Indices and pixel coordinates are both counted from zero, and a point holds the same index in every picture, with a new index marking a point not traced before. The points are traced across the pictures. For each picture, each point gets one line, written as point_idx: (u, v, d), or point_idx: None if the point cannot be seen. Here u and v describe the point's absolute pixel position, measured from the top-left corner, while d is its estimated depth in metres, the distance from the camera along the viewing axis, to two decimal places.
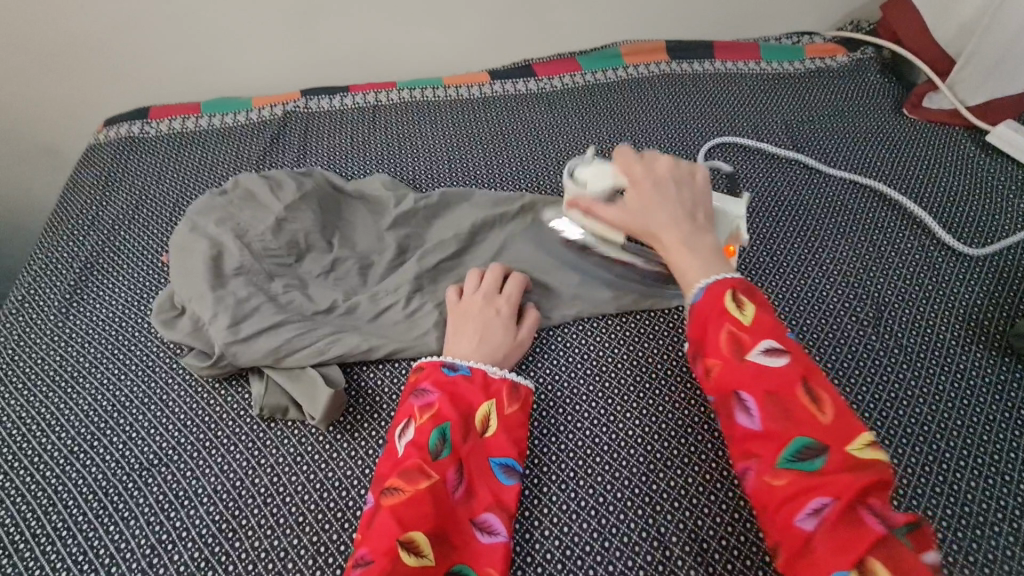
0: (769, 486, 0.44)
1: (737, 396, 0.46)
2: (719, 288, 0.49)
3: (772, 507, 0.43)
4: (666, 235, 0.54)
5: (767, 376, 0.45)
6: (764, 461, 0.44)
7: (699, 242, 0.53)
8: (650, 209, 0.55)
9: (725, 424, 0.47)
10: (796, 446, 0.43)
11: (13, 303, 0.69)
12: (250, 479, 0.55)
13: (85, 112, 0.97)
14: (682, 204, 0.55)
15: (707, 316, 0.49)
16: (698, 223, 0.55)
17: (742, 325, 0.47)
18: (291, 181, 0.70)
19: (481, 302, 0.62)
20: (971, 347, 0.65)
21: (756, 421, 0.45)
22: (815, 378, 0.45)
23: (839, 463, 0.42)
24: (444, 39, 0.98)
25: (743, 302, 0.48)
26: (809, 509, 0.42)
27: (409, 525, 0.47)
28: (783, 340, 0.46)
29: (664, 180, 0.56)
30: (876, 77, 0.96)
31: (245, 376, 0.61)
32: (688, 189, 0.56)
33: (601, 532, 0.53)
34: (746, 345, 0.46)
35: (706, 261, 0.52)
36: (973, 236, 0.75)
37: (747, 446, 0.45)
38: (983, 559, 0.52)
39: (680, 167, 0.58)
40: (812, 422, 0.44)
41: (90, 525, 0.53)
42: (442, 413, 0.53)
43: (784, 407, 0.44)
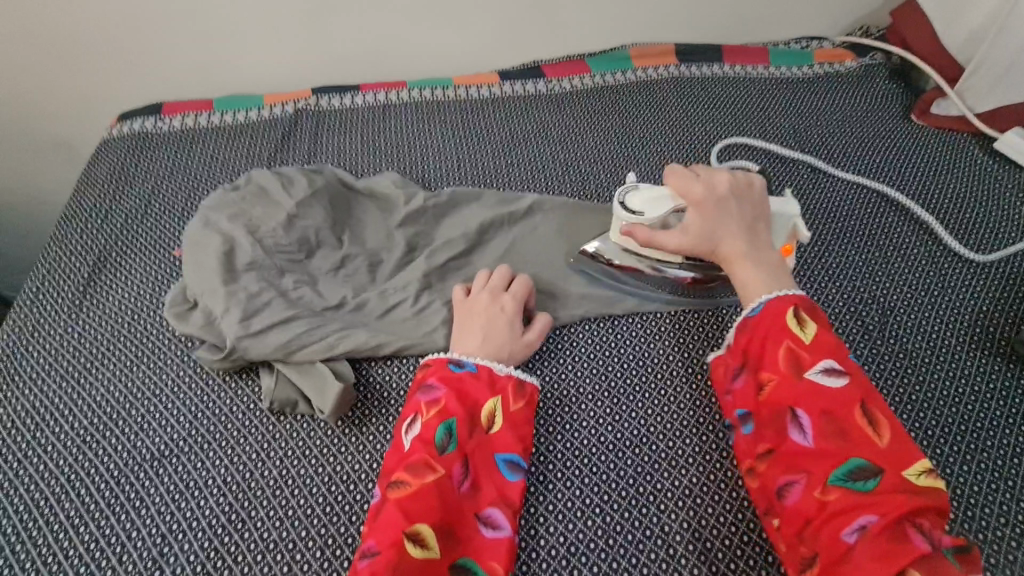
0: (816, 500, 0.46)
1: (793, 411, 0.49)
2: (781, 306, 0.54)
3: (817, 520, 0.46)
4: (728, 250, 0.59)
5: (825, 394, 0.49)
6: (813, 476, 0.47)
7: (762, 256, 0.58)
8: (715, 226, 0.59)
9: (776, 437, 0.50)
10: (849, 466, 0.46)
11: (27, 295, 0.70)
12: (259, 470, 0.56)
13: (98, 107, 0.99)
14: (744, 220, 0.60)
15: (769, 332, 0.53)
16: (758, 237, 0.60)
17: (802, 342, 0.51)
18: (303, 179, 0.71)
19: (487, 301, 0.62)
20: (976, 352, 0.65)
21: (808, 437, 0.48)
22: (871, 402, 0.49)
23: (892, 485, 0.45)
24: (454, 39, 0.99)
25: (804, 322, 0.53)
26: (856, 524, 0.44)
27: (416, 518, 0.48)
28: (841, 363, 0.50)
29: (726, 198, 0.60)
30: (884, 83, 0.96)
31: (256, 369, 0.62)
32: (748, 204, 0.61)
33: (606, 530, 0.53)
34: (805, 363, 0.51)
35: (771, 275, 0.57)
36: (979, 242, 0.75)
37: (796, 459, 0.48)
38: (984, 562, 0.52)
39: (738, 179, 0.63)
40: (867, 444, 0.47)
41: (101, 513, 0.54)
42: (447, 409, 0.54)
43: (839, 425, 0.48)
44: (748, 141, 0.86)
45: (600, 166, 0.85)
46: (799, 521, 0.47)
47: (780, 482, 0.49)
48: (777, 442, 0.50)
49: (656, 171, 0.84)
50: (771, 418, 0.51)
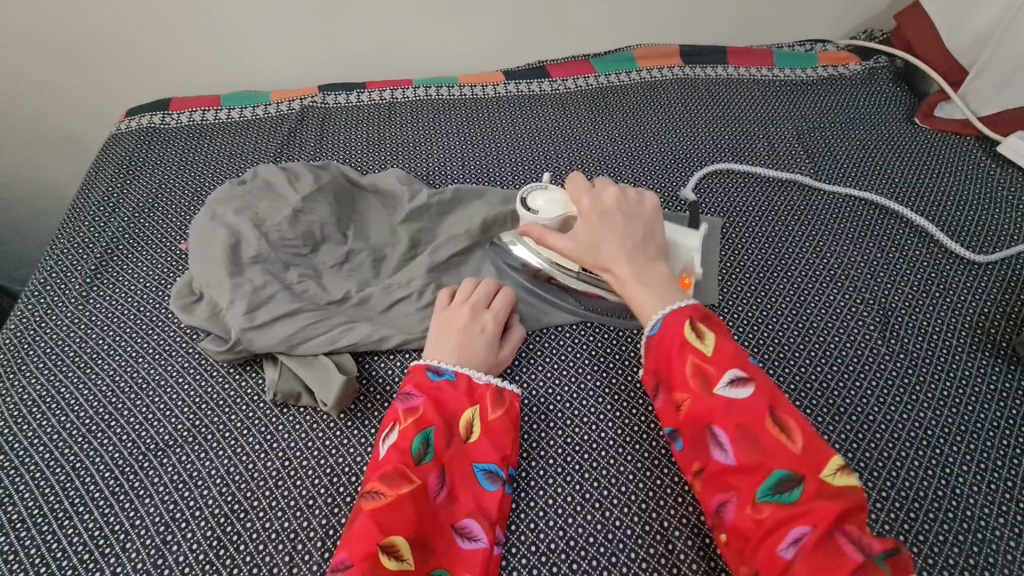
0: (750, 519, 0.45)
1: (710, 430, 0.48)
2: (677, 320, 0.52)
3: (754, 540, 0.44)
4: (617, 269, 0.57)
5: (736, 408, 0.47)
6: (742, 494, 0.46)
7: (652, 274, 0.56)
8: (600, 242, 0.58)
9: (700, 457, 0.49)
10: (773, 479, 0.45)
11: (35, 286, 0.71)
12: (263, 461, 0.56)
13: (111, 102, 1.00)
14: (633, 237, 0.58)
15: (672, 348, 0.51)
16: (648, 254, 0.58)
17: (705, 355, 0.50)
18: (309, 174, 0.72)
19: (473, 306, 0.62)
20: (977, 353, 0.66)
21: (728, 454, 0.47)
22: (780, 407, 0.47)
23: (814, 493, 0.44)
24: (460, 38, 1.00)
25: (703, 332, 0.51)
26: (790, 539, 0.43)
27: (392, 530, 0.47)
28: (746, 369, 0.49)
29: (611, 212, 0.59)
30: (888, 86, 0.96)
31: (260, 362, 0.63)
32: (635, 220, 0.59)
33: (605, 525, 0.53)
34: (712, 377, 0.49)
35: (657, 294, 0.55)
36: (981, 244, 0.75)
37: (724, 479, 0.47)
38: (983, 562, 0.52)
39: (628, 196, 0.61)
40: (785, 453, 0.45)
41: (106, 502, 0.55)
42: (426, 418, 0.53)
43: (754, 439, 0.46)
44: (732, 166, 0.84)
45: (603, 165, 0.85)
46: (740, 541, 0.46)
47: (715, 501, 0.48)
48: (703, 463, 0.48)
49: (660, 171, 0.84)
50: (693, 437, 0.49)
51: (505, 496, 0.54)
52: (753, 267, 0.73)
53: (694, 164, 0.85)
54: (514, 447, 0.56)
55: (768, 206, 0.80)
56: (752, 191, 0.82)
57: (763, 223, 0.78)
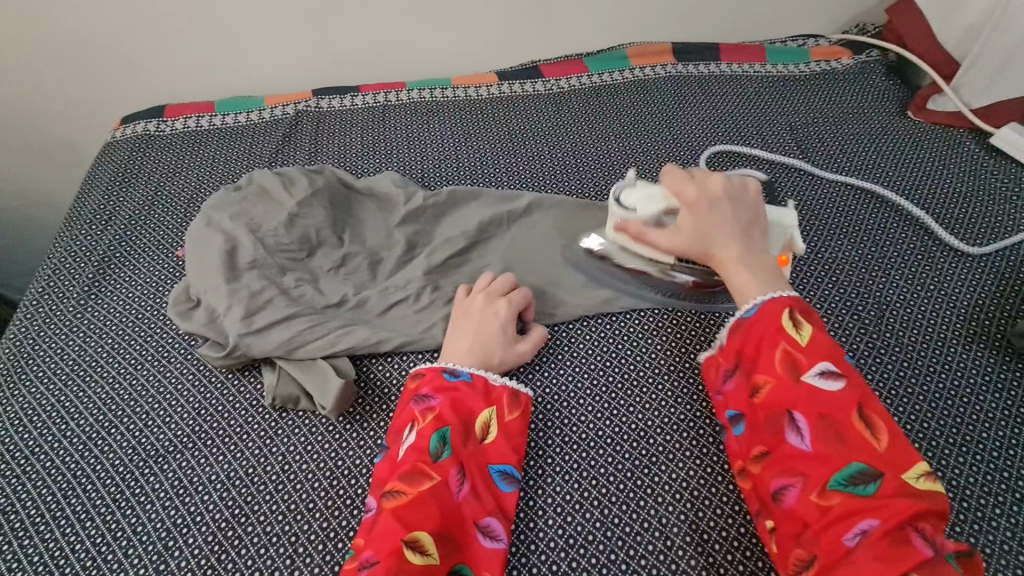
0: (816, 504, 0.46)
1: (790, 415, 0.49)
2: (776, 307, 0.53)
3: (818, 524, 0.45)
4: (724, 254, 0.57)
5: (821, 397, 0.48)
6: (811, 479, 0.47)
7: (758, 261, 0.57)
8: (710, 233, 0.58)
9: (772, 440, 0.50)
10: (848, 469, 0.46)
11: (34, 295, 0.72)
12: (262, 465, 0.57)
13: (104, 110, 1.00)
14: (739, 223, 0.58)
15: (765, 333, 0.52)
16: (754, 241, 0.58)
17: (798, 344, 0.51)
18: (303, 178, 0.72)
19: (484, 303, 0.62)
20: (972, 346, 0.66)
21: (805, 441, 0.48)
22: (870, 406, 0.48)
23: (892, 488, 0.44)
24: (452, 40, 1.00)
25: (800, 324, 0.52)
26: (857, 528, 0.44)
27: (414, 526, 0.47)
28: (839, 365, 0.50)
29: (720, 201, 0.59)
30: (881, 80, 0.97)
31: (259, 366, 0.63)
32: (743, 208, 0.59)
33: (603, 522, 0.53)
34: (802, 366, 0.50)
35: (765, 278, 0.56)
36: (975, 236, 0.76)
37: (794, 463, 0.48)
38: (980, 552, 0.53)
39: (732, 182, 0.61)
40: (867, 449, 0.46)
41: (107, 509, 0.55)
42: (442, 417, 0.53)
43: (836, 429, 0.47)
44: (732, 151, 0.86)
45: (597, 163, 0.85)
46: (798, 525, 0.46)
47: (778, 484, 0.48)
48: (775, 447, 0.49)
49: (655, 169, 0.84)
50: (769, 421, 0.50)
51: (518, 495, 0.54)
52: None
53: (689, 161, 0.85)
54: (525, 448, 0.57)
55: None
56: None
57: None
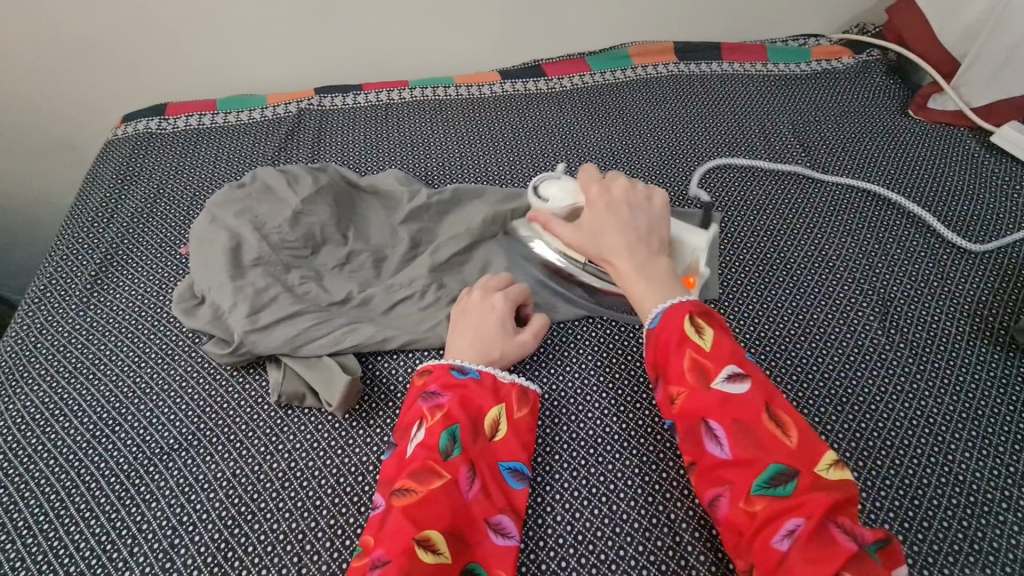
0: (744, 513, 0.44)
1: (706, 424, 0.47)
2: (675, 314, 0.51)
3: (749, 532, 0.44)
4: (619, 260, 0.55)
5: (733, 402, 0.47)
6: (737, 487, 0.45)
7: (654, 268, 0.54)
8: (604, 232, 0.57)
9: (694, 451, 0.48)
10: (768, 472, 0.44)
11: (35, 294, 0.71)
12: (268, 463, 0.56)
13: (105, 109, 1.00)
14: (633, 230, 0.56)
15: (670, 343, 0.50)
16: (651, 247, 0.56)
17: (703, 350, 0.49)
18: (307, 176, 0.72)
19: (484, 300, 0.63)
20: (976, 342, 0.66)
21: (725, 449, 0.46)
22: (775, 402, 0.47)
23: (809, 485, 0.43)
24: (454, 38, 1.00)
25: (702, 327, 0.50)
26: (785, 530, 0.42)
27: (426, 524, 0.46)
28: (743, 365, 0.48)
29: (618, 204, 0.58)
30: (882, 79, 0.97)
31: (264, 364, 0.63)
32: (641, 213, 0.58)
33: (613, 519, 0.53)
34: (710, 371, 0.48)
35: (659, 287, 0.53)
36: (978, 233, 0.76)
37: (719, 473, 0.46)
38: (988, 547, 0.52)
39: (636, 189, 0.60)
40: (780, 447, 0.45)
41: (112, 507, 0.54)
42: (452, 414, 0.53)
43: (751, 433, 0.46)
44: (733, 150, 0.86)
45: (601, 162, 0.85)
46: (735, 536, 0.45)
47: (708, 495, 0.47)
48: (698, 457, 0.48)
49: (658, 166, 0.84)
50: (688, 432, 0.48)
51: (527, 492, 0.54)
52: (752, 261, 0.74)
53: (692, 159, 0.85)
54: (533, 445, 0.57)
55: (766, 200, 0.80)
56: (750, 184, 0.82)
57: (761, 218, 0.78)
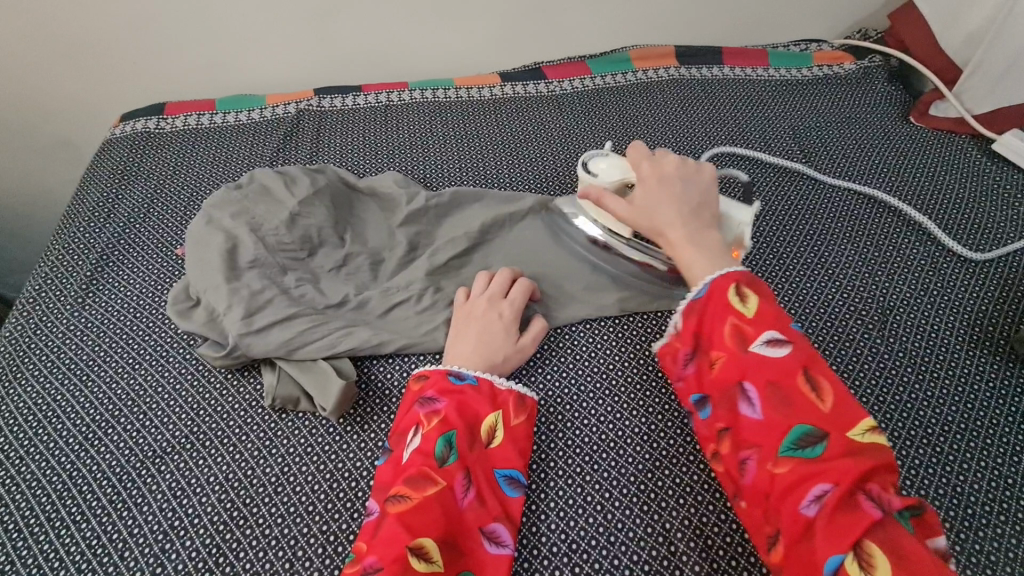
0: (771, 475, 0.44)
1: (741, 387, 0.47)
2: (722, 282, 0.50)
3: (775, 494, 0.44)
4: (673, 233, 0.55)
5: (770, 365, 0.46)
6: (765, 450, 0.45)
7: (705, 238, 0.54)
8: (656, 206, 0.57)
9: (728, 414, 0.48)
10: (798, 435, 0.44)
11: (30, 293, 0.71)
12: (261, 467, 0.56)
13: (104, 107, 0.99)
14: (687, 202, 0.57)
15: (711, 309, 0.50)
16: (703, 219, 0.56)
17: (745, 316, 0.48)
18: (305, 178, 0.71)
19: (487, 303, 0.62)
20: (976, 352, 0.66)
21: (757, 411, 0.46)
22: (816, 367, 0.46)
23: (840, 450, 0.42)
24: (454, 40, 1.00)
25: (746, 295, 0.49)
26: (811, 495, 0.42)
27: (419, 531, 0.46)
28: (785, 330, 0.47)
29: (670, 177, 0.59)
30: (883, 85, 0.97)
31: (258, 367, 0.62)
32: (695, 187, 0.58)
33: (607, 527, 0.53)
34: (749, 336, 0.47)
35: (712, 256, 0.53)
36: (979, 241, 0.76)
37: (749, 436, 0.46)
38: (986, 560, 0.52)
39: (688, 163, 0.60)
40: (814, 412, 0.44)
41: (103, 510, 0.54)
42: (448, 420, 0.53)
43: (786, 397, 0.45)
44: (738, 150, 0.86)
45: None
46: (760, 498, 0.45)
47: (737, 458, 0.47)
48: (731, 419, 0.48)
49: None
50: (721, 395, 0.48)
51: (523, 500, 0.54)
52: (751, 267, 0.73)
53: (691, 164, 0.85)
54: (530, 452, 0.56)
55: (767, 205, 0.80)
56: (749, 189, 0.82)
57: (761, 224, 0.78)
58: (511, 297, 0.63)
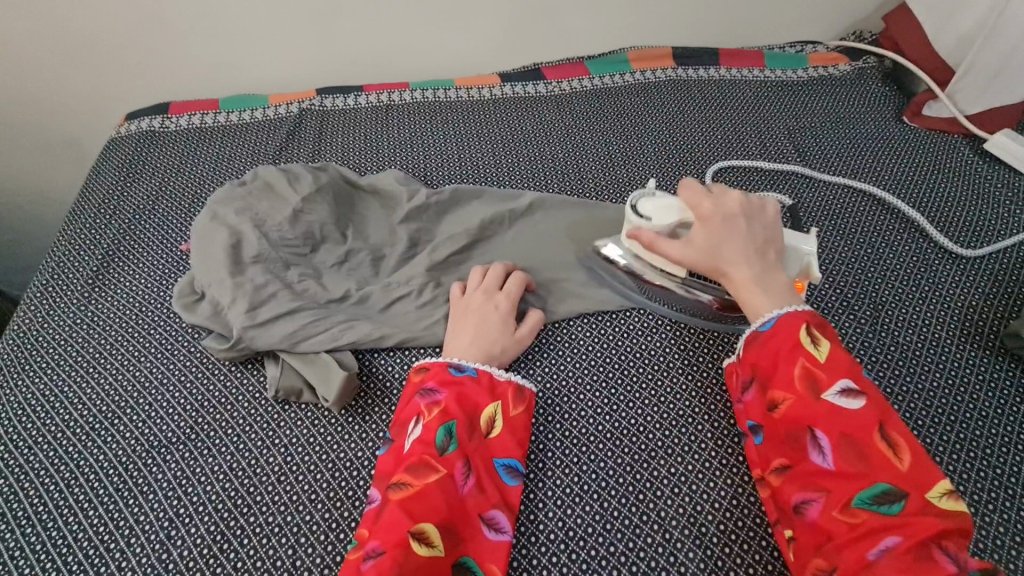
0: (840, 522, 0.45)
1: (811, 432, 0.48)
2: (793, 324, 0.52)
3: (840, 541, 0.45)
4: (738, 273, 0.56)
5: (843, 415, 0.48)
6: (833, 497, 0.46)
7: (770, 279, 0.56)
8: (721, 247, 0.57)
9: (794, 455, 0.49)
10: (872, 488, 0.45)
11: (37, 287, 0.72)
12: (264, 457, 0.57)
13: (108, 106, 1.00)
14: (753, 242, 0.57)
15: (781, 349, 0.52)
16: (768, 259, 0.57)
17: (816, 361, 0.50)
18: (308, 175, 0.73)
19: (483, 297, 0.63)
20: (966, 346, 0.67)
21: (827, 458, 0.47)
22: (891, 422, 0.47)
23: (916, 508, 0.44)
24: (455, 41, 1.01)
25: (818, 339, 0.51)
26: (881, 545, 0.43)
27: (420, 517, 0.48)
28: (859, 380, 0.49)
29: (734, 217, 0.58)
30: (878, 86, 0.98)
31: (261, 360, 0.64)
32: (758, 225, 0.59)
33: (603, 516, 0.54)
34: (822, 383, 0.49)
35: (778, 297, 0.55)
36: (970, 239, 0.77)
37: (818, 481, 0.48)
38: (973, 548, 0.53)
39: (750, 200, 0.61)
40: (889, 466, 0.45)
41: (110, 498, 0.55)
42: (448, 410, 0.54)
43: (858, 448, 0.47)
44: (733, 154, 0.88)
45: (597, 164, 0.86)
46: (823, 542, 0.46)
47: (801, 500, 0.48)
48: (798, 462, 0.49)
49: (655, 170, 0.85)
50: (789, 437, 0.50)
51: (522, 488, 0.55)
52: None
53: (688, 163, 0.86)
54: (528, 442, 0.57)
55: None
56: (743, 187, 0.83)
57: None
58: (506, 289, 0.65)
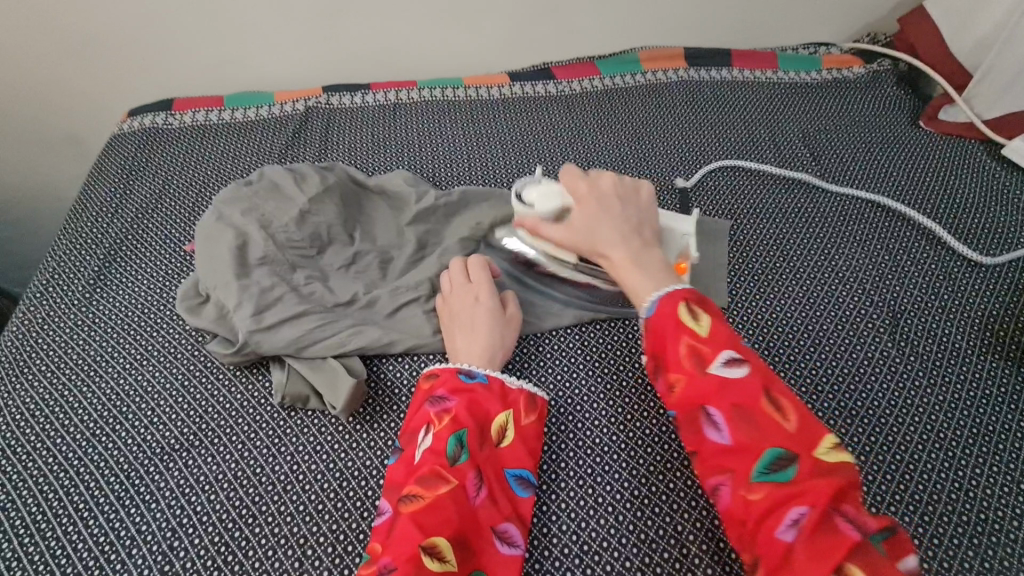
0: (745, 502, 0.43)
1: (704, 411, 0.45)
2: (672, 301, 0.49)
3: (751, 521, 0.43)
4: (613, 252, 0.55)
5: (732, 387, 0.45)
6: (736, 476, 0.44)
7: (647, 256, 0.54)
8: (596, 226, 0.57)
9: (692, 439, 0.47)
10: (767, 459, 0.43)
11: (37, 288, 0.70)
12: (270, 465, 0.56)
13: (110, 103, 0.99)
14: (627, 220, 0.57)
15: (665, 329, 0.48)
16: (645, 238, 0.57)
17: (699, 335, 0.47)
18: (315, 175, 0.71)
19: (462, 297, 0.63)
20: (988, 358, 0.65)
21: (724, 435, 0.45)
22: (774, 385, 0.45)
23: (811, 471, 0.42)
24: (464, 39, 0.99)
25: (698, 312, 0.48)
26: (789, 520, 0.41)
27: (432, 530, 0.46)
28: (739, 349, 0.46)
29: (609, 198, 0.59)
30: (894, 89, 0.97)
31: (267, 364, 0.62)
32: (631, 206, 0.59)
33: (618, 528, 0.52)
34: (706, 357, 0.46)
35: (654, 275, 0.52)
36: (990, 247, 0.75)
37: (719, 462, 0.45)
38: (998, 565, 0.52)
39: (624, 184, 0.61)
40: (780, 432, 0.43)
41: (111, 507, 0.54)
42: (459, 419, 0.52)
43: (750, 418, 0.44)
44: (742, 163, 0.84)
45: (609, 166, 0.85)
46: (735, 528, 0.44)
47: (708, 486, 0.46)
48: (698, 446, 0.46)
49: (667, 172, 0.84)
50: (683, 420, 0.47)
51: (534, 500, 0.54)
52: (763, 270, 0.73)
53: (701, 166, 0.85)
54: (540, 452, 0.56)
55: (777, 209, 0.80)
56: (758, 193, 0.81)
57: (771, 227, 0.78)
58: (480, 281, 0.64)
